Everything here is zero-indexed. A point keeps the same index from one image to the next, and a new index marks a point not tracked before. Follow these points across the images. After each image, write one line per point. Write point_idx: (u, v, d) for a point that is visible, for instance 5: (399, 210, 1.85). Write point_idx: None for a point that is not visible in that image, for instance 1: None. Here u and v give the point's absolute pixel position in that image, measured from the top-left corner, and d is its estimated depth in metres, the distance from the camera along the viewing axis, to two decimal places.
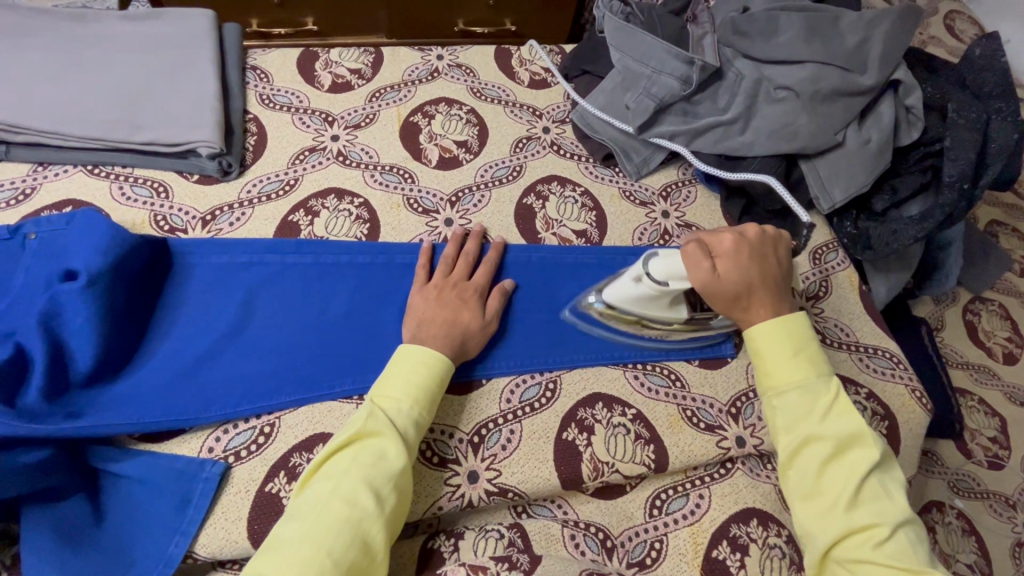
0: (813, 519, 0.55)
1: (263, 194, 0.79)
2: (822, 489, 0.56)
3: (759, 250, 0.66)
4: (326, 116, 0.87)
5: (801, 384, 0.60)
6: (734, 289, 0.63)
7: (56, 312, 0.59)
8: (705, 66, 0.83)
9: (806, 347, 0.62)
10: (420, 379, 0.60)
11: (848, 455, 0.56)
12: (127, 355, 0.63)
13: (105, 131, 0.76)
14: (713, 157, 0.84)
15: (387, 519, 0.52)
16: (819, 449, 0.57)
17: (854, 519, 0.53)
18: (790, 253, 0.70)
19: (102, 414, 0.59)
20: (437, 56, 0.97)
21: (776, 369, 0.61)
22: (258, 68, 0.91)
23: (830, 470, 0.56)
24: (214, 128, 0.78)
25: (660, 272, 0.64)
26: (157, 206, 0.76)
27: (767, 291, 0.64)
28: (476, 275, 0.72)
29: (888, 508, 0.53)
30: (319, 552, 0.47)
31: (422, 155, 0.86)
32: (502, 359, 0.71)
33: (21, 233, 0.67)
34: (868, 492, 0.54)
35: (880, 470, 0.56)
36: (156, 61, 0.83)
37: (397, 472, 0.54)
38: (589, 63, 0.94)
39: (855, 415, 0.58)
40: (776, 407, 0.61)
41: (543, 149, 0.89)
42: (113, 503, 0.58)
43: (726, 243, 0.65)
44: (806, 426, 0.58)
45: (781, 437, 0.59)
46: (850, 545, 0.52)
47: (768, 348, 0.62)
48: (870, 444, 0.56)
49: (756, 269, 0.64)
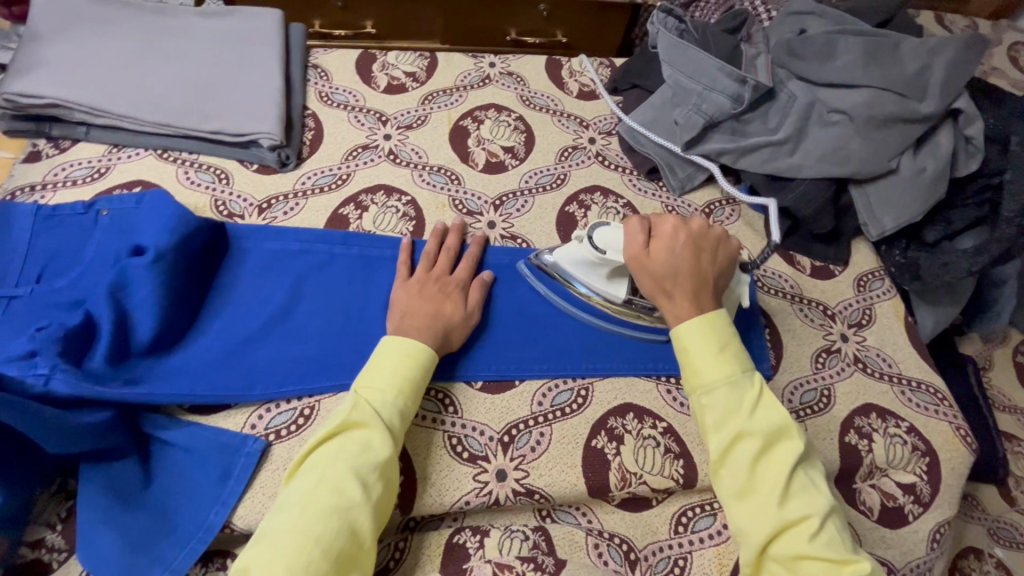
0: (746, 518, 0.53)
1: (317, 187, 0.82)
2: (754, 486, 0.54)
3: (695, 243, 0.64)
4: (380, 115, 0.91)
5: (729, 380, 0.57)
6: (660, 270, 0.63)
7: (123, 284, 0.63)
8: (757, 84, 0.82)
9: (731, 344, 0.60)
10: (405, 369, 0.60)
11: (773, 449, 0.55)
12: (182, 330, 0.66)
13: (177, 118, 0.80)
14: (760, 176, 0.84)
15: (374, 508, 0.53)
16: (749, 446, 0.54)
17: (785, 516, 0.52)
18: (732, 257, 0.66)
19: (157, 384, 0.62)
20: (489, 63, 0.99)
21: (702, 366, 0.58)
22: (319, 67, 0.95)
23: (761, 464, 0.54)
24: (275, 121, 0.82)
25: (601, 240, 0.67)
26: (218, 192, 0.80)
27: (692, 283, 0.62)
28: (458, 270, 0.73)
29: (816, 499, 0.53)
30: (307, 542, 0.48)
31: (469, 158, 0.88)
32: (483, 363, 0.70)
33: (94, 208, 0.72)
34: (796, 485, 0.53)
35: (801, 462, 0.55)
36: (227, 56, 0.87)
37: (382, 463, 0.55)
38: (639, 77, 0.95)
39: (779, 408, 0.56)
40: (705, 405, 0.58)
41: (588, 159, 0.90)
42: (160, 469, 0.60)
43: (666, 226, 0.65)
44: (734, 422, 0.56)
45: (710, 435, 0.57)
46: (787, 541, 0.51)
47: (695, 345, 0.60)
48: (794, 437, 0.55)
49: (688, 257, 0.63)
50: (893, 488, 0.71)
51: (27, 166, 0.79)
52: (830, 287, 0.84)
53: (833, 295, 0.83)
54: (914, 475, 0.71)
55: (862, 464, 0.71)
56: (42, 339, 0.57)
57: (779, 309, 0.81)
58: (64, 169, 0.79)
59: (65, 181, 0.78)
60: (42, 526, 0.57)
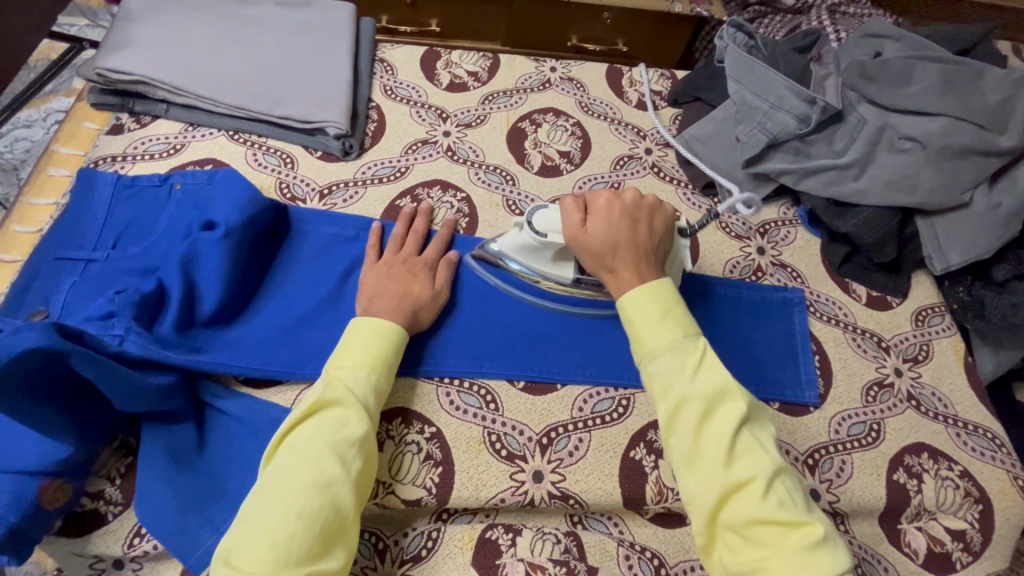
0: (696, 484, 0.51)
1: (376, 177, 0.84)
2: (701, 452, 0.52)
3: (631, 214, 0.64)
4: (441, 112, 0.92)
5: (672, 345, 0.56)
6: (599, 245, 0.63)
7: (194, 256, 0.66)
8: (826, 106, 0.80)
9: (675, 309, 0.58)
10: (377, 348, 0.62)
11: (717, 411, 0.53)
12: (242, 305, 0.69)
13: (251, 103, 0.83)
14: (822, 201, 0.82)
15: (354, 482, 0.54)
16: (692, 410, 0.53)
17: (733, 477, 0.50)
18: (668, 222, 0.67)
19: (218, 354, 0.64)
20: (550, 68, 1.00)
21: (648, 332, 0.57)
22: (385, 61, 0.97)
23: (707, 429, 0.52)
24: (343, 111, 0.84)
25: (541, 224, 0.66)
26: (283, 175, 0.83)
27: (633, 254, 0.62)
28: (426, 250, 0.74)
29: (763, 460, 0.51)
30: (288, 517, 0.49)
31: (525, 160, 0.89)
32: (445, 357, 0.70)
33: (169, 182, 0.76)
34: (741, 445, 0.51)
35: (748, 423, 0.53)
36: (300, 45, 0.90)
37: (359, 438, 0.55)
38: (701, 90, 0.94)
39: (722, 370, 0.55)
40: (651, 373, 0.56)
41: (643, 170, 0.90)
42: (213, 436, 0.62)
43: (600, 201, 0.65)
44: (677, 387, 0.54)
45: (656, 403, 0.55)
46: (739, 505, 0.49)
47: (639, 312, 0.58)
48: (738, 398, 0.53)
49: (625, 229, 0.63)
50: (941, 533, 0.68)
51: (109, 138, 0.83)
52: (887, 319, 0.81)
53: (889, 327, 0.81)
54: (965, 521, 0.69)
55: (911, 505, 0.68)
56: (121, 302, 0.60)
57: (830, 337, 0.79)
58: (142, 144, 0.83)
59: (143, 154, 0.82)
60: (102, 479, 0.60)
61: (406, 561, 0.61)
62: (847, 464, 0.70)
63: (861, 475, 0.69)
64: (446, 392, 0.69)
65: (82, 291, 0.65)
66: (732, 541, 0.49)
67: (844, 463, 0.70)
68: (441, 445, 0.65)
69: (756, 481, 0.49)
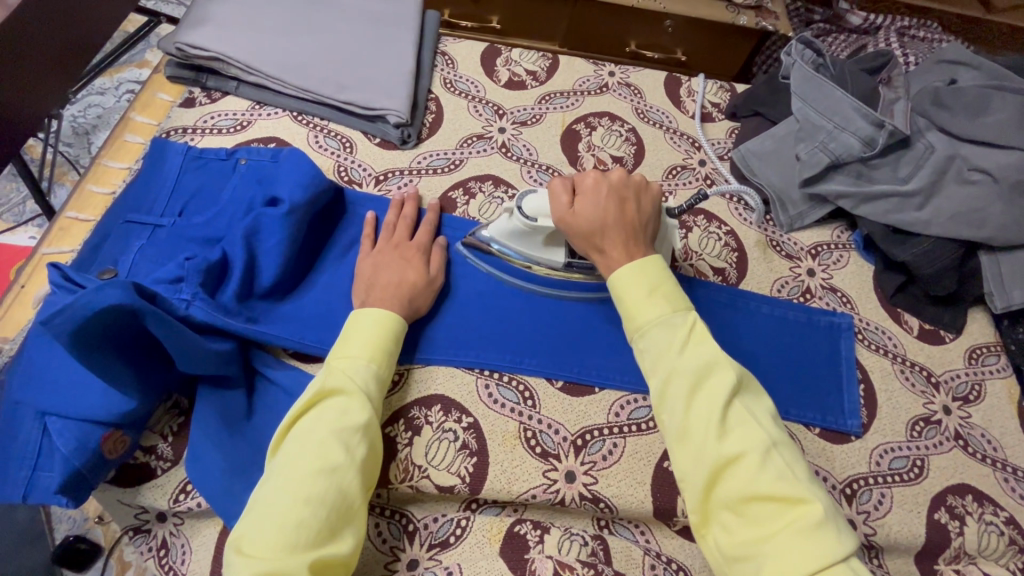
0: (689, 460, 0.50)
1: (431, 168, 0.86)
2: (692, 426, 0.51)
3: (618, 193, 0.64)
4: (498, 108, 0.93)
5: (661, 319, 0.56)
6: (586, 226, 0.63)
7: (256, 230, 0.68)
8: (895, 130, 0.78)
9: (664, 284, 0.59)
10: (377, 337, 0.62)
11: (707, 383, 0.52)
12: (296, 281, 0.71)
13: (317, 86, 0.86)
14: (881, 227, 0.80)
15: (361, 468, 0.54)
16: (681, 384, 0.52)
17: (724, 452, 0.49)
18: (655, 201, 0.66)
19: (273, 326, 0.67)
20: (608, 72, 1.00)
21: (637, 307, 0.57)
22: (446, 54, 0.99)
23: (697, 404, 0.51)
24: (404, 101, 0.86)
25: (529, 209, 0.67)
26: (342, 158, 0.85)
27: (621, 233, 0.62)
28: (418, 236, 0.75)
29: (756, 433, 0.49)
30: (297, 502, 0.49)
31: (578, 162, 0.90)
32: (440, 345, 0.71)
33: (235, 157, 0.79)
34: (734, 418, 0.50)
35: (740, 395, 0.52)
36: (367, 33, 0.92)
37: (361, 424, 0.56)
38: (763, 105, 0.93)
39: (711, 343, 0.54)
40: (642, 348, 0.56)
41: (696, 181, 0.90)
42: (261, 404, 0.64)
43: (588, 180, 0.65)
44: (666, 362, 0.54)
45: (647, 378, 0.55)
46: (734, 482, 0.48)
47: (628, 288, 0.59)
48: (728, 368, 0.52)
49: (613, 208, 0.63)
50: None
51: (181, 110, 0.86)
52: (939, 354, 0.79)
53: (940, 362, 0.78)
54: (1006, 569, 0.67)
55: (950, 547, 0.66)
56: (189, 268, 0.62)
57: (877, 367, 0.77)
58: (212, 118, 0.86)
59: (212, 129, 0.85)
60: (155, 435, 0.63)
61: (434, 546, 0.62)
62: (886, 498, 0.68)
63: (900, 510, 0.67)
64: (486, 385, 0.69)
65: (149, 255, 0.68)
66: (728, 520, 0.48)
67: (883, 496, 0.68)
68: (477, 436, 0.66)
69: (747, 456, 0.48)
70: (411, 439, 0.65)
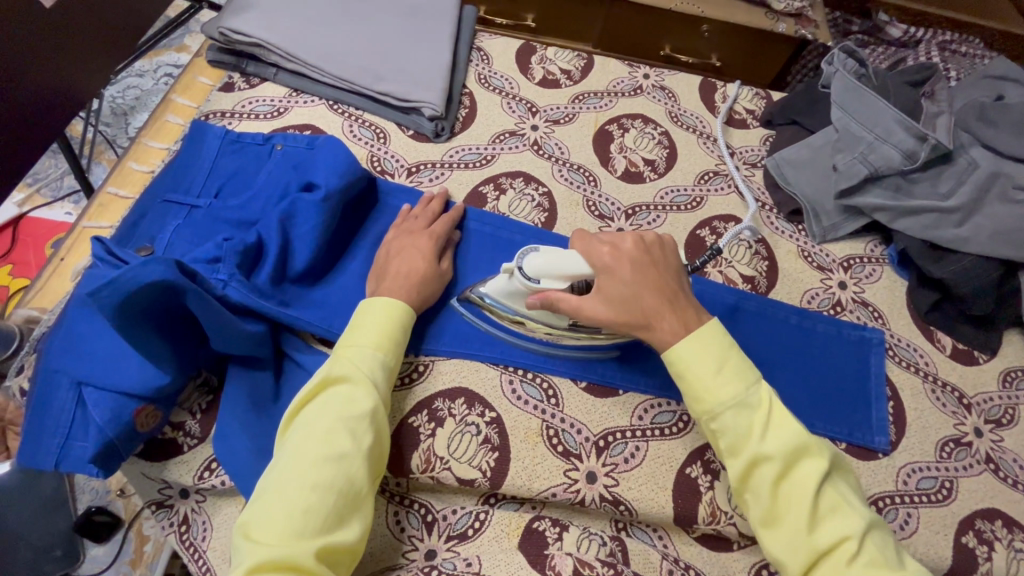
0: (781, 546, 0.51)
1: (462, 162, 0.86)
2: (783, 511, 0.52)
3: (640, 261, 0.62)
4: (531, 106, 0.93)
5: (736, 401, 0.55)
6: (623, 306, 0.60)
7: (291, 215, 0.69)
8: (937, 144, 0.76)
9: (730, 357, 0.57)
10: (387, 327, 0.62)
11: (795, 469, 0.52)
12: (326, 268, 0.72)
13: (354, 76, 0.86)
14: (917, 242, 0.78)
15: (368, 456, 0.54)
16: (767, 470, 0.52)
17: (820, 542, 0.50)
18: (673, 255, 0.65)
19: (303, 310, 0.67)
20: (643, 75, 1.00)
21: (709, 387, 0.56)
22: (482, 50, 0.99)
23: (784, 489, 0.52)
24: (439, 94, 0.87)
25: (531, 269, 0.62)
26: (376, 148, 0.85)
27: (660, 303, 0.60)
28: (437, 224, 0.74)
29: (850, 517, 0.51)
30: (305, 487, 0.50)
31: (609, 163, 0.89)
32: (456, 338, 0.71)
33: (272, 142, 0.79)
34: (825, 503, 0.51)
35: (828, 476, 0.53)
36: (405, 26, 0.93)
37: (368, 411, 0.56)
38: (800, 113, 0.92)
39: (794, 424, 0.54)
40: (716, 430, 0.55)
41: (728, 187, 0.88)
42: (288, 386, 0.65)
43: (604, 255, 0.61)
44: (747, 447, 0.53)
45: (726, 461, 0.55)
46: (829, 568, 0.49)
47: (695, 363, 0.57)
48: (814, 452, 0.53)
49: (643, 281, 0.61)
50: None
51: (220, 94, 0.88)
52: (972, 375, 0.77)
53: (973, 384, 0.77)
54: None
55: (978, 572, 0.65)
56: (227, 249, 0.63)
57: (907, 384, 0.76)
58: (249, 103, 0.87)
59: (249, 113, 0.86)
60: (185, 411, 0.64)
61: (452, 537, 0.62)
62: (912, 518, 0.66)
63: (927, 531, 0.66)
64: (510, 380, 0.69)
65: (184, 235, 0.69)
66: None
67: (909, 516, 0.66)
68: (499, 431, 0.66)
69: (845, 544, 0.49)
70: (434, 429, 0.65)
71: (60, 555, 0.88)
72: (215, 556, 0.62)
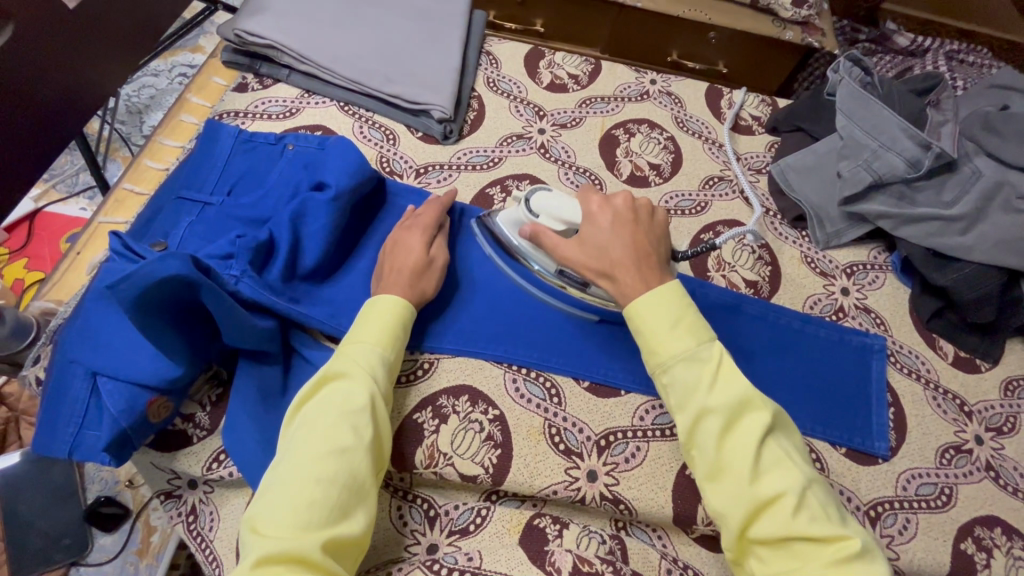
0: (722, 499, 0.51)
1: (470, 164, 0.87)
2: (726, 464, 0.51)
3: (623, 219, 0.64)
4: (539, 110, 0.95)
5: (687, 354, 0.55)
6: (593, 253, 0.63)
7: (302, 214, 0.71)
8: (941, 153, 0.77)
9: (688, 314, 0.57)
10: (387, 324, 0.63)
11: (739, 423, 0.52)
12: (335, 266, 0.73)
13: (365, 78, 0.88)
14: (921, 250, 0.79)
15: (370, 450, 0.55)
16: (713, 423, 0.52)
17: (761, 493, 0.49)
18: (663, 225, 0.67)
19: (312, 306, 0.69)
20: (650, 80, 1.01)
21: (661, 342, 0.56)
22: (491, 54, 1.00)
23: (729, 442, 0.52)
24: (448, 97, 0.88)
25: (536, 203, 0.69)
26: (385, 150, 0.87)
27: (632, 259, 0.61)
28: (427, 214, 0.74)
29: (790, 471, 0.50)
30: (309, 482, 0.51)
31: (615, 167, 0.90)
32: (461, 335, 0.72)
33: (283, 142, 0.81)
34: (767, 457, 0.51)
35: (773, 432, 0.53)
36: (416, 30, 0.94)
37: (369, 406, 0.57)
38: (805, 121, 0.93)
39: (741, 379, 0.54)
40: (666, 384, 0.56)
41: (733, 193, 0.89)
42: (296, 381, 0.66)
43: (593, 206, 0.65)
44: (694, 400, 0.53)
45: (675, 415, 0.55)
46: (769, 521, 0.49)
47: (649, 318, 0.57)
48: (759, 407, 0.53)
49: (620, 235, 0.63)
50: None
51: (234, 95, 0.89)
52: (973, 383, 0.78)
53: (974, 391, 0.77)
54: None
55: None
56: (240, 246, 0.65)
57: (908, 391, 0.76)
58: (263, 104, 0.89)
59: (262, 114, 0.87)
60: (195, 404, 0.66)
61: (454, 533, 0.63)
62: (911, 524, 0.67)
63: (925, 537, 0.66)
64: (514, 379, 0.70)
65: (197, 231, 0.70)
66: (762, 553, 0.49)
67: (908, 521, 0.67)
68: (502, 429, 0.67)
69: (785, 497, 0.48)
70: (438, 426, 0.66)
71: (69, 543, 0.90)
72: (222, 546, 0.63)
